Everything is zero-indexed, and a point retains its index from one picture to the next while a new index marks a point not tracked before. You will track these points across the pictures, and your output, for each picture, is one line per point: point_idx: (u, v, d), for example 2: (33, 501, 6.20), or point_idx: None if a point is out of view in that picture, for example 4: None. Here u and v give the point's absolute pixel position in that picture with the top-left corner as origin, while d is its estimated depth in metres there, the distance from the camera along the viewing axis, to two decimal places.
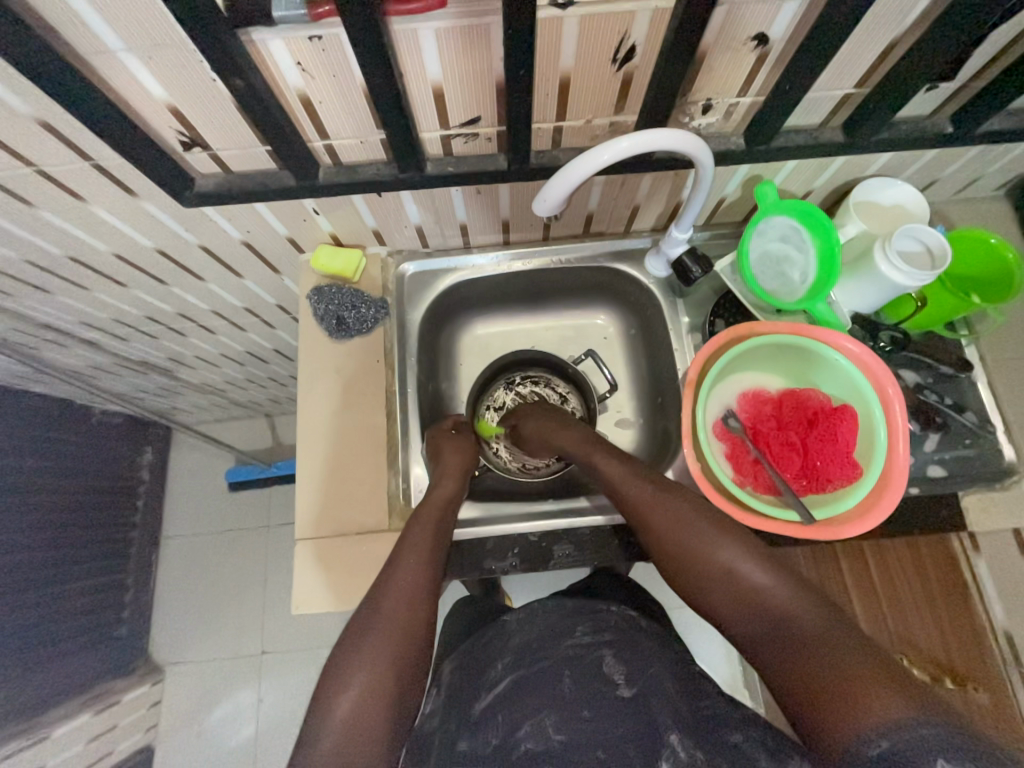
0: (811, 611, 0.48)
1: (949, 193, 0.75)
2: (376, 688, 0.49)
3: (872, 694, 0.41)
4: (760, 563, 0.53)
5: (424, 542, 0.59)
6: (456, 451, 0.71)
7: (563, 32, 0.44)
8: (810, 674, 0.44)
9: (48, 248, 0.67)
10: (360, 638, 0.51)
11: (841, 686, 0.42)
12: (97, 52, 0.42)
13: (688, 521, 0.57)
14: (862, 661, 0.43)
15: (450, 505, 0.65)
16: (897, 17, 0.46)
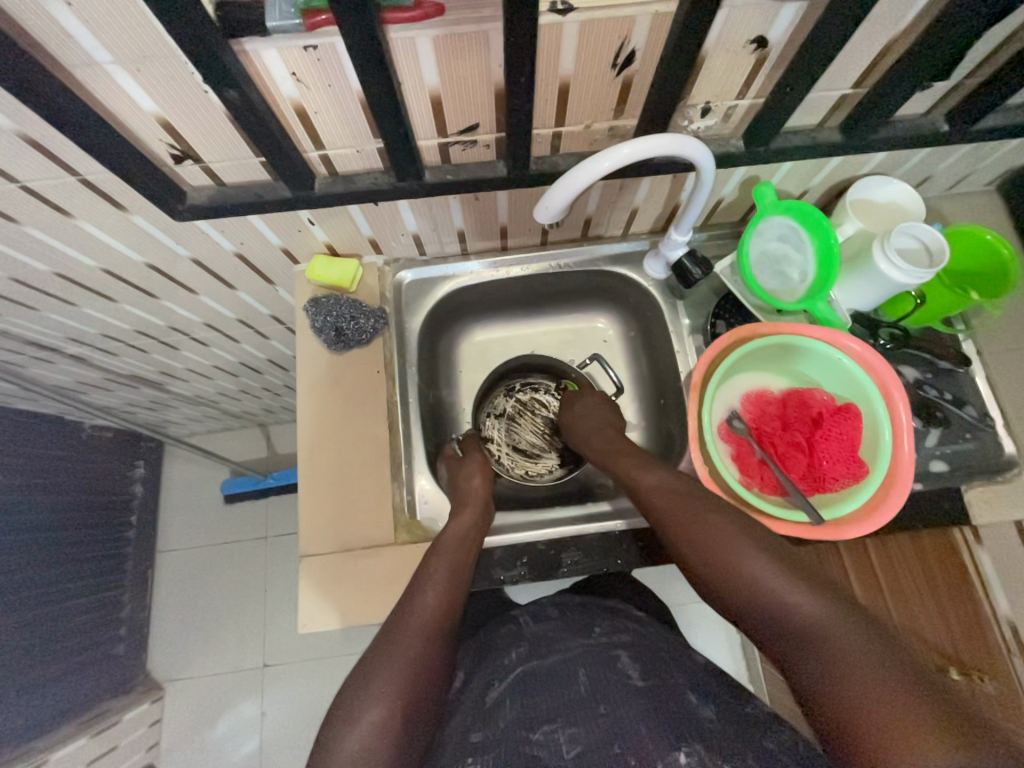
0: (856, 632, 0.45)
1: (942, 188, 0.75)
2: (386, 723, 0.47)
3: (922, 734, 0.38)
4: (797, 579, 0.49)
5: (444, 582, 0.59)
6: (478, 469, 0.71)
7: (563, 38, 0.44)
8: (855, 702, 0.41)
9: (34, 265, 0.65)
10: (371, 672, 0.50)
11: (887, 721, 0.39)
12: (84, 65, 0.41)
13: (716, 533, 0.55)
14: (913, 695, 0.40)
15: (473, 542, 0.64)
16: (896, 18, 0.46)
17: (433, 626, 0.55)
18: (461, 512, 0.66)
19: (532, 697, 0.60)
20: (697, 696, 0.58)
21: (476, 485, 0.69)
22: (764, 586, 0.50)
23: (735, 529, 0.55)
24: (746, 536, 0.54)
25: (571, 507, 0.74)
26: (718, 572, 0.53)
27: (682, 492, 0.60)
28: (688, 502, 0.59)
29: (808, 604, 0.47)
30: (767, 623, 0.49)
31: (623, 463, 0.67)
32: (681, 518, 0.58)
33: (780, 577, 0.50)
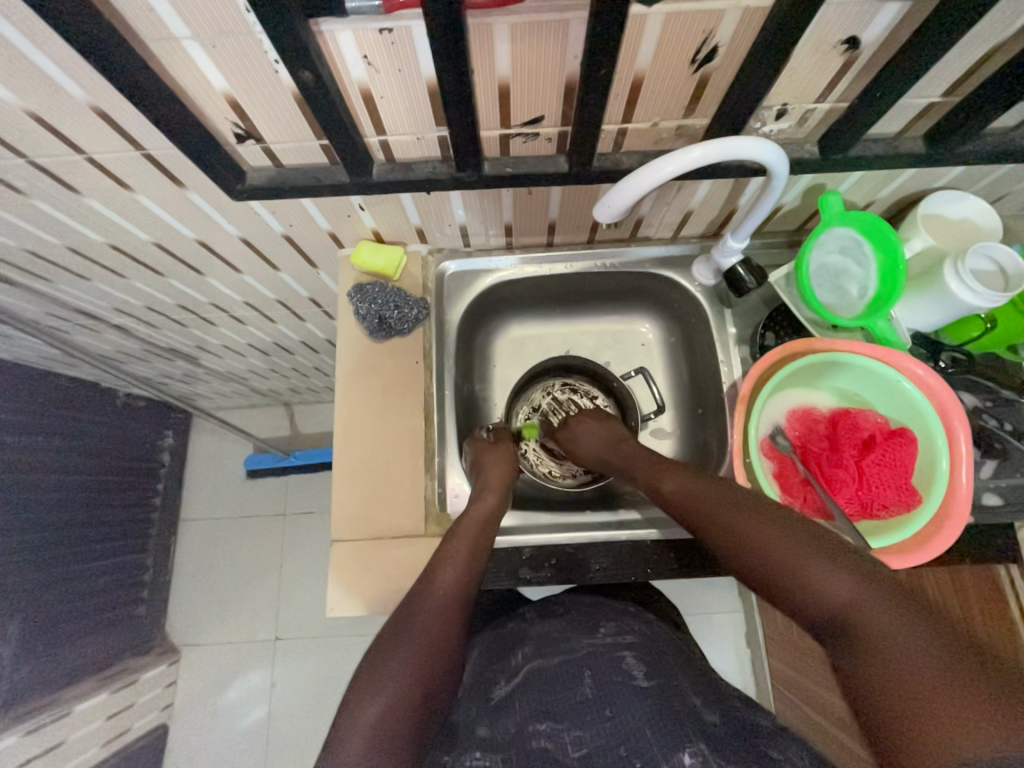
0: (896, 612, 0.39)
1: (1019, 208, 0.71)
2: (402, 697, 0.47)
3: (968, 725, 0.33)
4: (829, 559, 0.44)
5: (463, 560, 0.58)
6: (502, 459, 0.71)
7: (645, 31, 0.42)
8: (888, 689, 0.36)
9: (89, 235, 0.66)
10: (389, 647, 0.50)
11: (924, 709, 0.34)
12: (160, 39, 0.41)
13: (743, 519, 0.51)
14: (956, 679, 0.34)
15: (492, 524, 0.64)
16: (1005, 23, 0.43)
17: (452, 605, 0.55)
18: (482, 495, 0.65)
19: (537, 696, 0.60)
20: (702, 703, 0.59)
21: (499, 470, 0.69)
22: (790, 568, 0.45)
23: (767, 514, 0.50)
24: (776, 520, 0.49)
25: (601, 512, 0.73)
26: (740, 556, 0.49)
27: (718, 489, 0.56)
28: (720, 496, 0.55)
29: (839, 586, 0.42)
30: (794, 609, 0.45)
31: (646, 469, 0.65)
32: (708, 511, 0.54)
33: (807, 556, 0.45)
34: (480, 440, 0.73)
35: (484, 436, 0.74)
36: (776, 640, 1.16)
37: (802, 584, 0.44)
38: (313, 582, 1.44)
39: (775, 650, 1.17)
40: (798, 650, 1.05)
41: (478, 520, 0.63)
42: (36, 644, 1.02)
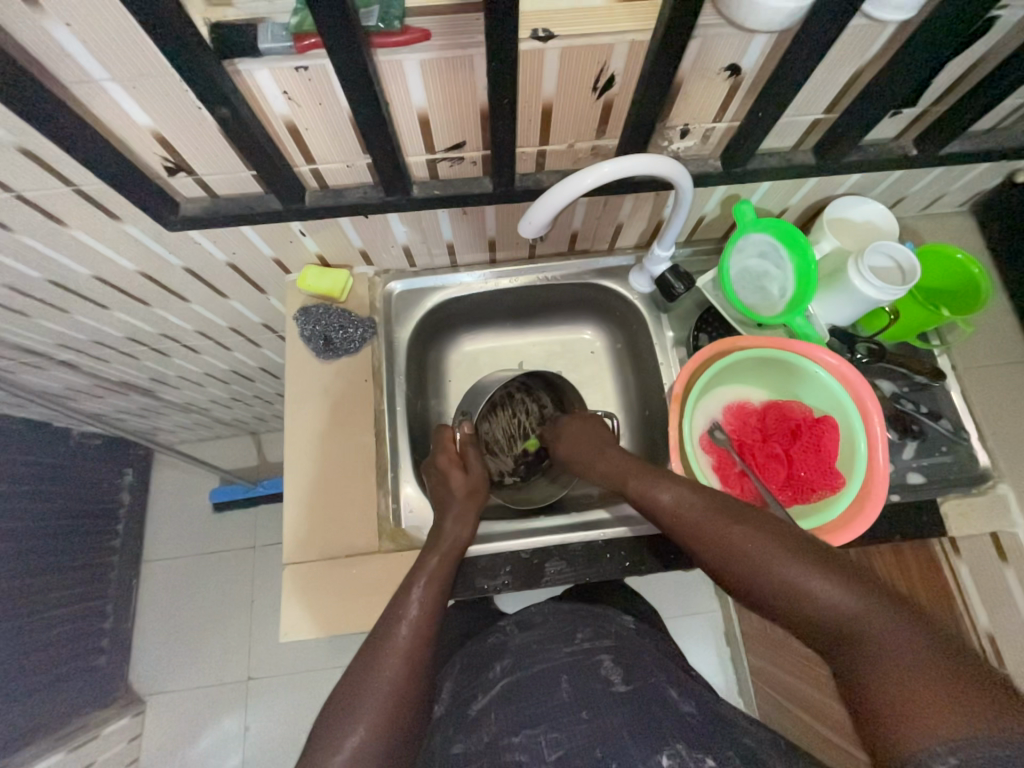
0: (892, 620, 0.42)
1: (916, 209, 0.78)
2: (368, 746, 0.47)
3: (941, 715, 0.37)
4: (829, 572, 0.47)
5: (430, 597, 0.58)
6: (462, 489, 0.68)
7: (544, 62, 0.46)
8: (883, 692, 0.40)
9: (26, 273, 0.66)
10: (350, 698, 0.50)
11: (902, 700, 0.39)
12: (83, 83, 0.43)
13: (756, 541, 0.51)
14: (943, 678, 0.38)
15: (459, 553, 0.63)
16: (861, 49, 0.48)
17: (414, 641, 0.54)
18: (451, 523, 0.64)
19: (516, 708, 0.59)
20: (678, 695, 0.60)
21: (466, 499, 0.67)
22: (795, 587, 0.47)
23: (777, 535, 0.51)
24: (780, 541, 0.50)
25: (558, 517, 0.74)
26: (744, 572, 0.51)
27: (713, 507, 0.56)
28: (722, 516, 0.55)
29: (841, 597, 0.45)
30: (799, 623, 0.47)
31: (634, 482, 0.63)
32: (713, 529, 0.54)
33: (810, 573, 0.47)
34: (451, 450, 0.72)
35: (456, 442, 0.73)
36: (750, 635, 1.18)
37: (813, 601, 0.46)
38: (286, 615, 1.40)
39: (752, 645, 1.19)
40: (775, 643, 1.06)
41: (447, 550, 0.62)
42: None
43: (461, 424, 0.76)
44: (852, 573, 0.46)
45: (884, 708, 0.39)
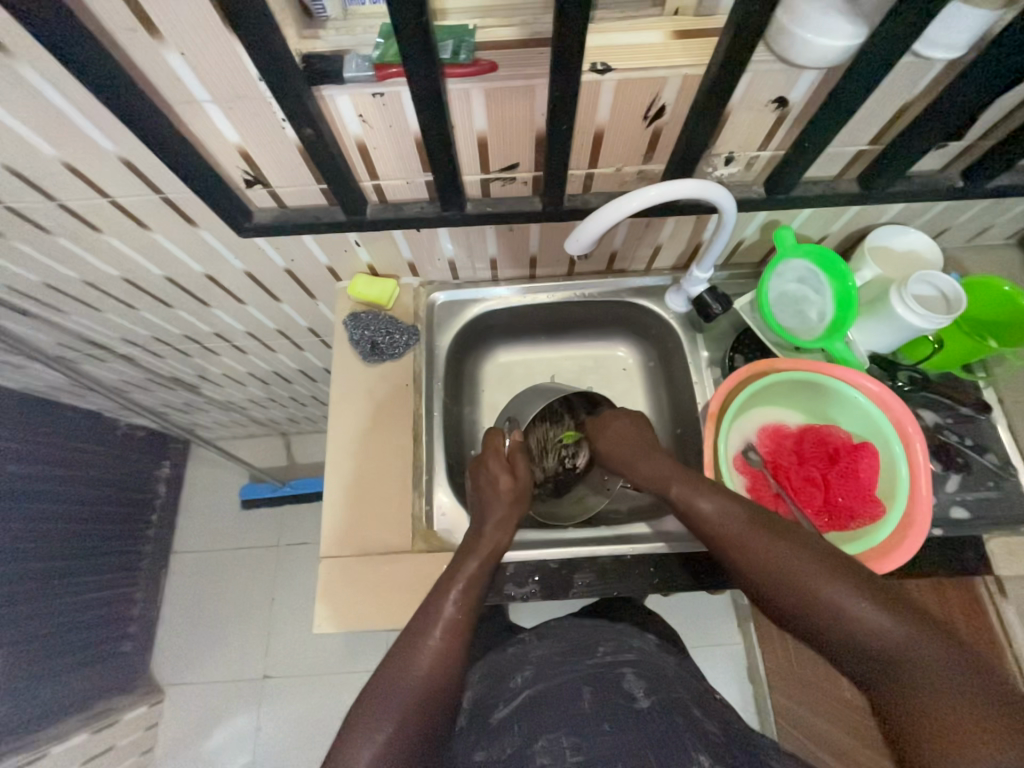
0: (930, 643, 0.43)
1: (961, 240, 0.78)
2: (398, 741, 0.48)
3: (988, 746, 0.37)
4: (866, 592, 0.47)
5: (464, 597, 0.59)
6: (508, 495, 0.70)
7: (601, 93, 0.49)
8: (927, 723, 0.40)
9: (106, 271, 0.72)
10: (384, 689, 0.51)
11: (947, 727, 0.39)
12: (187, 103, 0.48)
13: (791, 556, 0.51)
14: (991, 712, 0.38)
15: (495, 560, 0.64)
16: (909, 85, 0.50)
17: (448, 646, 0.55)
18: (491, 527, 0.66)
19: (537, 719, 0.57)
20: (702, 714, 0.59)
21: (510, 505, 0.68)
22: (832, 607, 0.47)
23: (811, 552, 0.51)
24: (819, 559, 0.50)
25: (587, 530, 0.75)
26: (779, 588, 0.51)
27: (750, 519, 0.55)
28: (757, 529, 0.54)
29: (879, 618, 0.45)
30: (833, 643, 0.47)
31: (676, 488, 0.62)
32: (746, 542, 0.54)
33: (851, 595, 0.47)
34: (501, 454, 0.73)
35: (505, 447, 0.75)
36: (777, 672, 1.14)
37: (850, 620, 0.46)
38: (304, 616, 1.42)
39: (777, 682, 1.14)
40: (804, 681, 1.02)
41: (486, 557, 0.63)
42: (33, 677, 1.01)
43: (512, 433, 0.77)
44: (888, 594, 0.47)
45: (927, 740, 0.39)
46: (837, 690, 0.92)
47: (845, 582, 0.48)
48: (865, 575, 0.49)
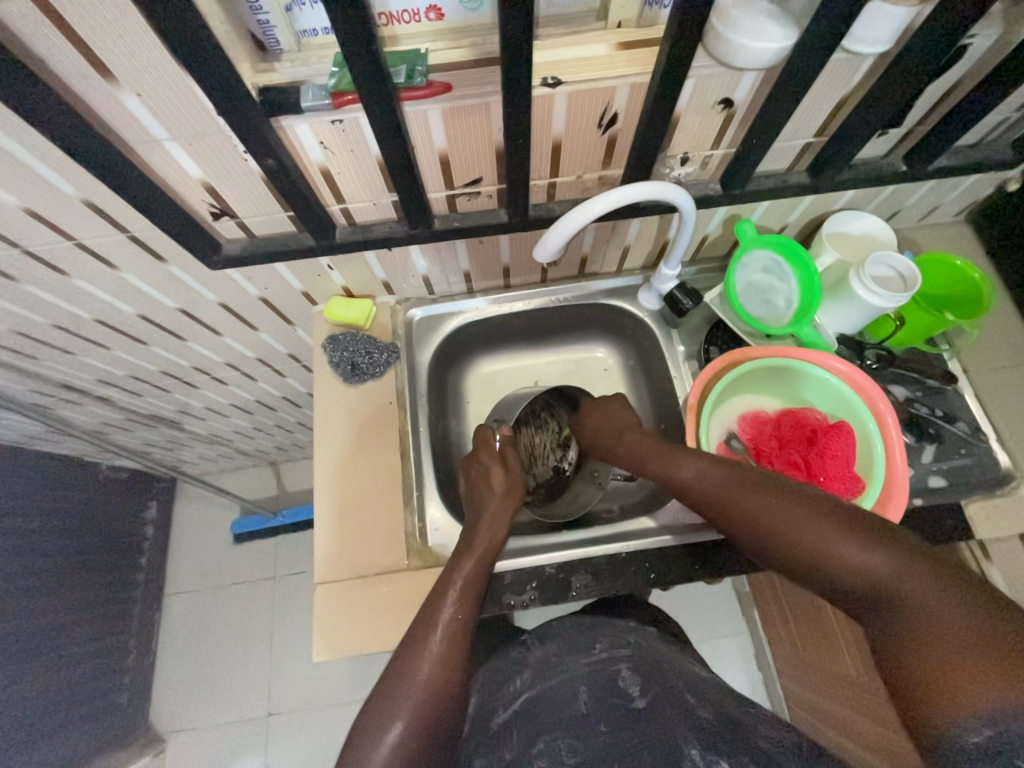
0: (931, 585, 0.42)
1: (913, 220, 0.81)
2: (408, 738, 0.48)
3: (983, 687, 0.36)
4: (863, 538, 0.46)
5: (462, 602, 0.59)
6: (500, 488, 0.72)
7: (554, 105, 0.50)
8: (923, 664, 0.39)
9: (76, 314, 0.72)
10: (390, 698, 0.51)
11: (946, 671, 0.38)
12: (145, 142, 0.48)
13: (784, 510, 0.51)
14: (989, 650, 0.37)
15: (493, 556, 0.65)
16: (845, 79, 0.53)
17: (451, 645, 0.55)
18: (487, 523, 0.67)
19: (537, 722, 0.57)
20: (696, 700, 0.58)
21: (503, 499, 0.71)
22: (826, 555, 0.47)
23: (807, 503, 0.50)
24: (813, 510, 0.49)
25: (582, 532, 0.75)
26: (771, 542, 0.51)
27: (739, 478, 0.56)
28: (745, 487, 0.55)
29: (875, 563, 0.44)
30: (830, 589, 0.47)
31: (654, 462, 0.65)
32: (738, 499, 0.55)
33: (845, 544, 0.46)
34: (492, 448, 0.76)
35: (495, 441, 0.77)
36: (784, 657, 1.15)
37: (845, 566, 0.46)
38: (306, 647, 1.39)
39: (785, 667, 1.15)
40: (810, 662, 1.03)
41: (483, 554, 0.64)
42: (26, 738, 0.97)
43: (501, 428, 0.79)
44: (889, 537, 0.45)
45: (921, 680, 0.39)
46: (843, 668, 0.93)
47: (841, 532, 0.47)
48: (866, 520, 0.47)
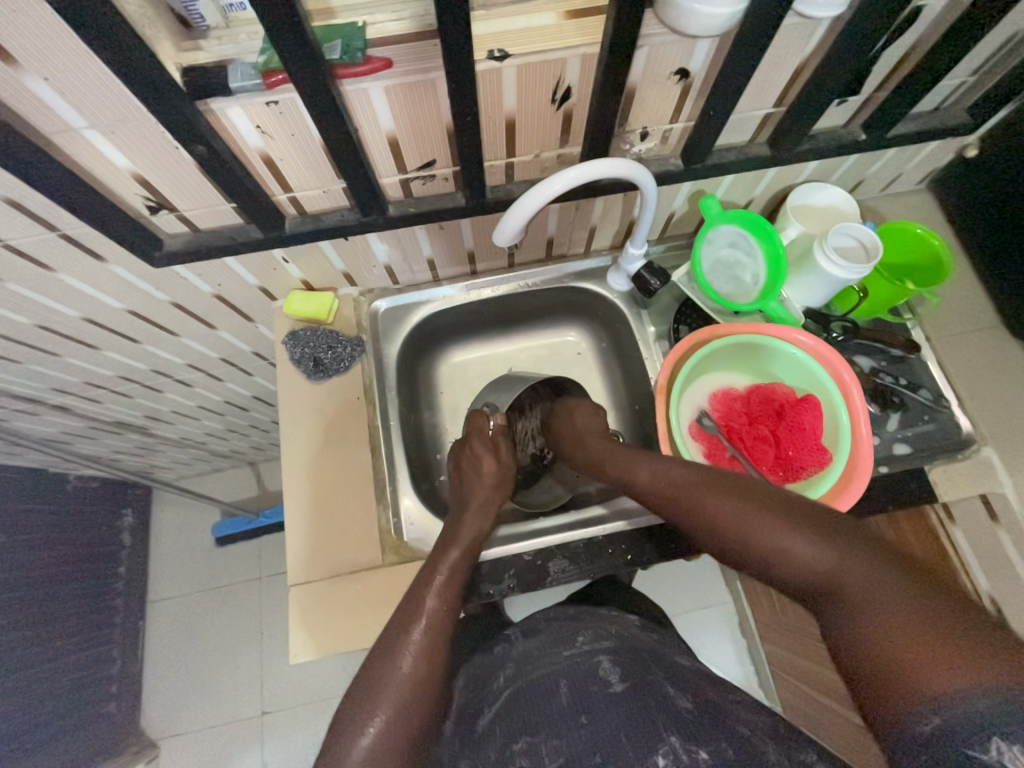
0: (877, 577, 0.42)
1: (876, 191, 0.81)
2: (389, 735, 0.48)
3: (929, 675, 0.36)
4: (812, 532, 0.47)
5: (444, 595, 0.58)
6: (491, 479, 0.72)
7: (503, 80, 0.48)
8: (870, 655, 0.40)
9: (16, 320, 0.67)
10: (373, 689, 0.50)
11: (895, 662, 0.38)
12: (63, 131, 0.45)
13: (741, 509, 0.52)
14: (935, 638, 0.37)
15: (478, 546, 0.65)
16: (800, 45, 0.51)
17: (433, 633, 0.55)
18: (472, 516, 0.67)
19: (518, 717, 0.58)
20: (676, 690, 0.59)
21: (492, 490, 0.71)
22: (778, 550, 0.48)
23: (758, 501, 0.52)
24: (767, 507, 0.51)
25: (557, 517, 0.75)
26: (728, 541, 0.52)
27: (699, 478, 0.57)
28: (701, 486, 0.56)
29: (822, 557, 0.45)
30: (788, 586, 0.48)
31: (614, 463, 0.67)
32: (698, 501, 0.56)
33: (795, 538, 0.47)
34: (486, 436, 0.76)
35: (489, 429, 0.77)
36: (765, 624, 1.18)
37: (797, 562, 0.46)
38: None
39: (766, 633, 1.19)
40: (789, 628, 1.06)
41: (469, 545, 0.64)
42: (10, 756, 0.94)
43: (495, 415, 0.79)
44: (840, 530, 0.46)
45: (872, 670, 0.39)
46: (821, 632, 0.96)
47: (793, 527, 0.48)
48: (818, 514, 0.48)
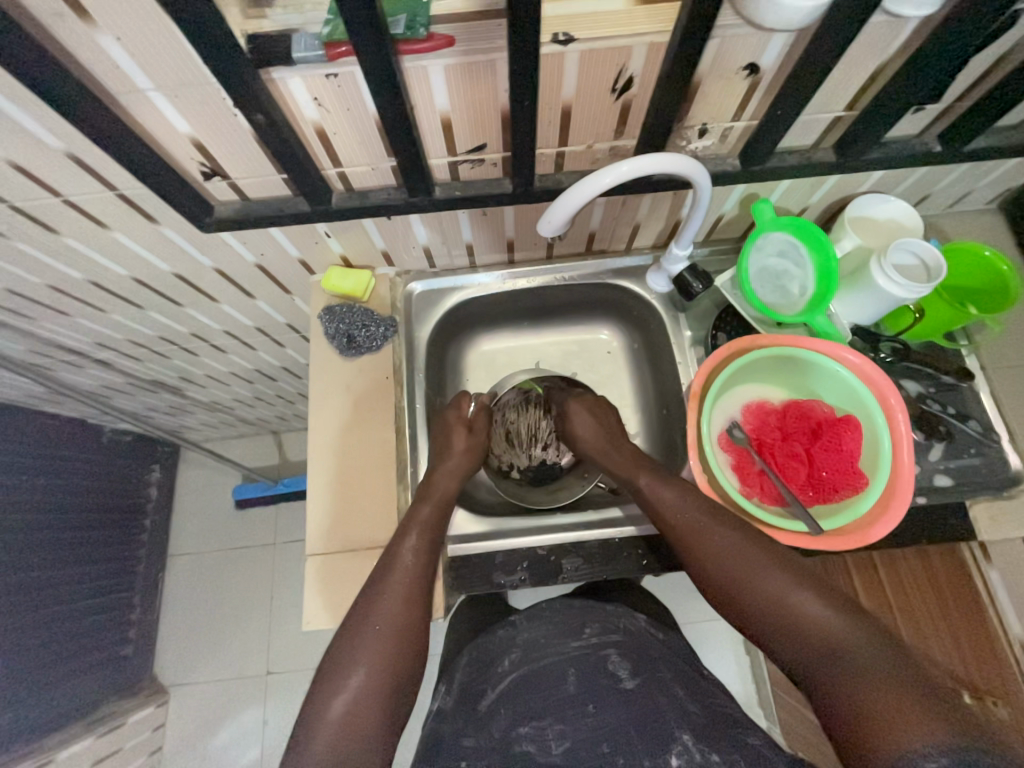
0: (864, 635, 0.48)
1: (942, 207, 0.77)
2: (366, 685, 0.52)
3: (924, 726, 0.41)
4: (809, 588, 0.52)
5: (419, 554, 0.61)
6: (461, 447, 0.73)
7: (564, 65, 0.47)
8: (861, 703, 0.44)
9: (70, 274, 0.70)
10: (351, 645, 0.54)
11: (887, 712, 0.42)
12: (129, 92, 0.46)
13: (746, 553, 0.55)
14: (918, 695, 0.43)
15: (448, 503, 0.67)
16: (883, 45, 0.48)
17: (409, 584, 0.58)
18: (440, 474, 0.69)
19: (523, 702, 0.60)
20: (685, 692, 0.60)
21: (463, 455, 0.72)
22: (778, 597, 0.52)
23: (762, 547, 0.56)
24: (770, 556, 0.55)
25: (574, 514, 0.75)
26: (729, 583, 0.55)
27: (708, 509, 0.59)
28: (711, 519, 0.59)
29: (818, 610, 0.50)
30: (778, 632, 0.52)
31: (636, 480, 0.66)
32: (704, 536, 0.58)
33: (796, 589, 0.52)
34: (462, 411, 0.76)
35: (468, 407, 0.77)
36: None
37: (794, 611, 0.51)
38: None
39: None
40: None
41: (439, 501, 0.66)
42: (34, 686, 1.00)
43: (478, 397, 0.80)
44: (830, 591, 0.52)
45: (863, 718, 0.43)
46: None
47: (794, 578, 0.53)
48: (811, 573, 0.54)
